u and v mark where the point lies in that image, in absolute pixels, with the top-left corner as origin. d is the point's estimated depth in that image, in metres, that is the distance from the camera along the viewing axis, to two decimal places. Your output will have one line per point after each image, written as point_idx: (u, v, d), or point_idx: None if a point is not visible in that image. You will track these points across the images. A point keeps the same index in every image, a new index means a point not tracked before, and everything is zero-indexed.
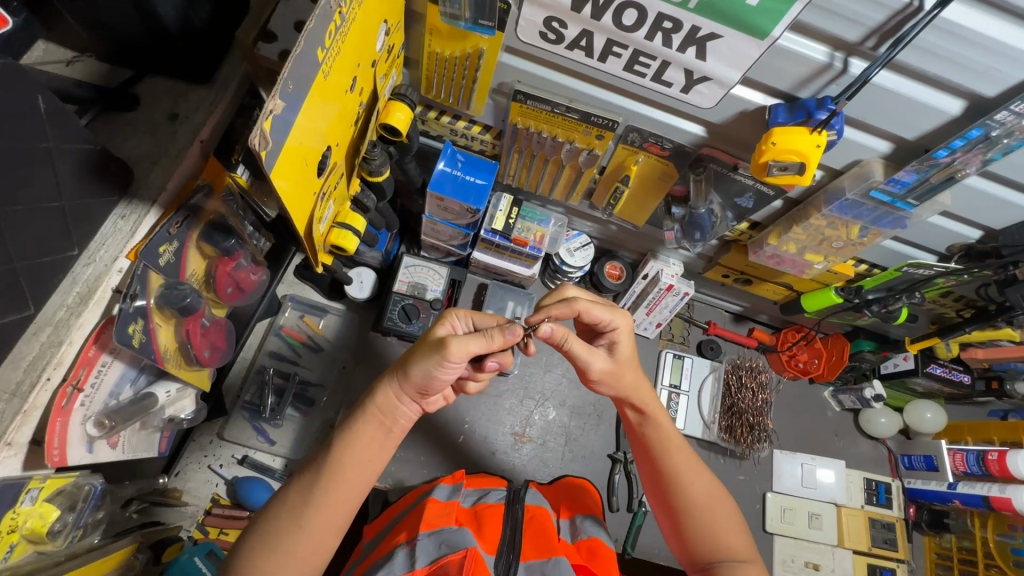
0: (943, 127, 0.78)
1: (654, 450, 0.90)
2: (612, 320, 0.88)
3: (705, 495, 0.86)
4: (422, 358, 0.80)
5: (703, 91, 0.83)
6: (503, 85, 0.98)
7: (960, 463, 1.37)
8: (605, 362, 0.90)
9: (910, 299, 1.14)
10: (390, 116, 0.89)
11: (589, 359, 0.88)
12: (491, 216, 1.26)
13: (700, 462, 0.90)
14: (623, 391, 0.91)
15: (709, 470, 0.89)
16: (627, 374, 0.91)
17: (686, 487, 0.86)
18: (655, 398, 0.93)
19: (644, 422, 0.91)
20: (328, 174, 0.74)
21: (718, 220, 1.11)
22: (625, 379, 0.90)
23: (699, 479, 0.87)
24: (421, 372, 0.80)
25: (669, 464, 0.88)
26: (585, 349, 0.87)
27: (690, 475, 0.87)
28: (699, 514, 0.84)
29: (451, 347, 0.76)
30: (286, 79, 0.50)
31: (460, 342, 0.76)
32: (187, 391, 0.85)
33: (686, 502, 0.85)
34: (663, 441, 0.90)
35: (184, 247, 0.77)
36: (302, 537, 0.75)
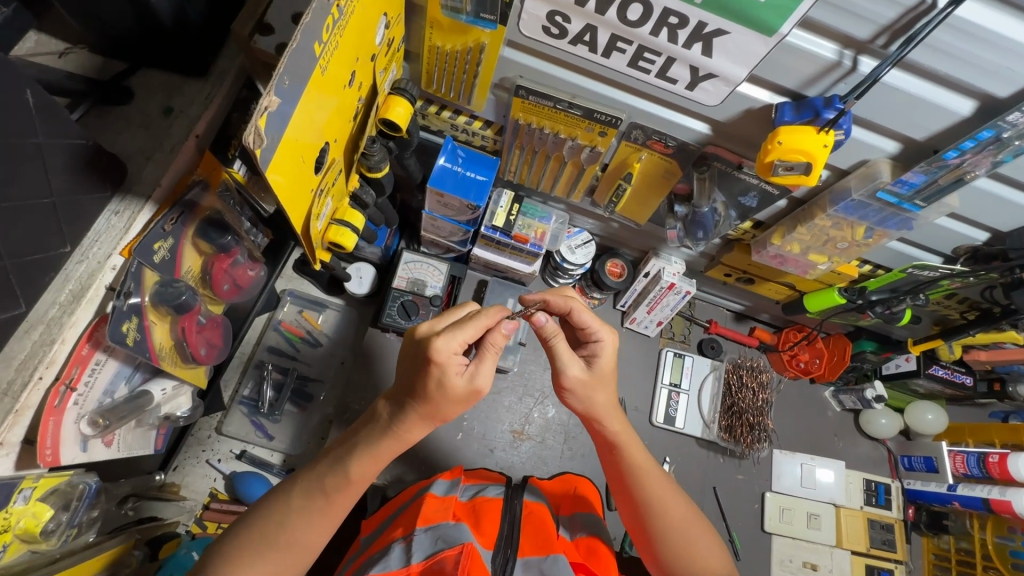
0: (953, 128, 0.77)
1: (627, 476, 0.90)
2: (598, 333, 0.90)
3: (680, 519, 0.88)
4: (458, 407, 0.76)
5: (708, 88, 0.82)
6: (505, 80, 0.96)
7: (960, 465, 1.36)
8: (581, 372, 0.89)
9: (914, 301, 1.12)
10: (390, 111, 0.86)
11: (567, 362, 0.87)
12: (491, 212, 1.25)
13: (672, 484, 0.92)
14: (594, 408, 0.90)
15: (681, 490, 0.91)
16: (599, 391, 0.90)
17: (662, 515, 0.87)
18: (626, 424, 0.93)
19: (617, 449, 0.91)
20: (325, 170, 0.73)
21: (721, 219, 1.09)
22: (598, 396, 0.90)
23: (673, 503, 0.89)
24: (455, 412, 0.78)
25: (643, 491, 0.89)
26: (568, 351, 0.87)
27: (663, 500, 0.88)
28: (676, 538, 0.86)
29: (483, 387, 0.76)
30: (282, 75, 0.49)
31: (483, 376, 0.75)
32: (183, 388, 0.85)
33: (663, 527, 0.87)
34: (635, 466, 0.90)
35: (179, 244, 0.75)
36: (285, 533, 0.77)
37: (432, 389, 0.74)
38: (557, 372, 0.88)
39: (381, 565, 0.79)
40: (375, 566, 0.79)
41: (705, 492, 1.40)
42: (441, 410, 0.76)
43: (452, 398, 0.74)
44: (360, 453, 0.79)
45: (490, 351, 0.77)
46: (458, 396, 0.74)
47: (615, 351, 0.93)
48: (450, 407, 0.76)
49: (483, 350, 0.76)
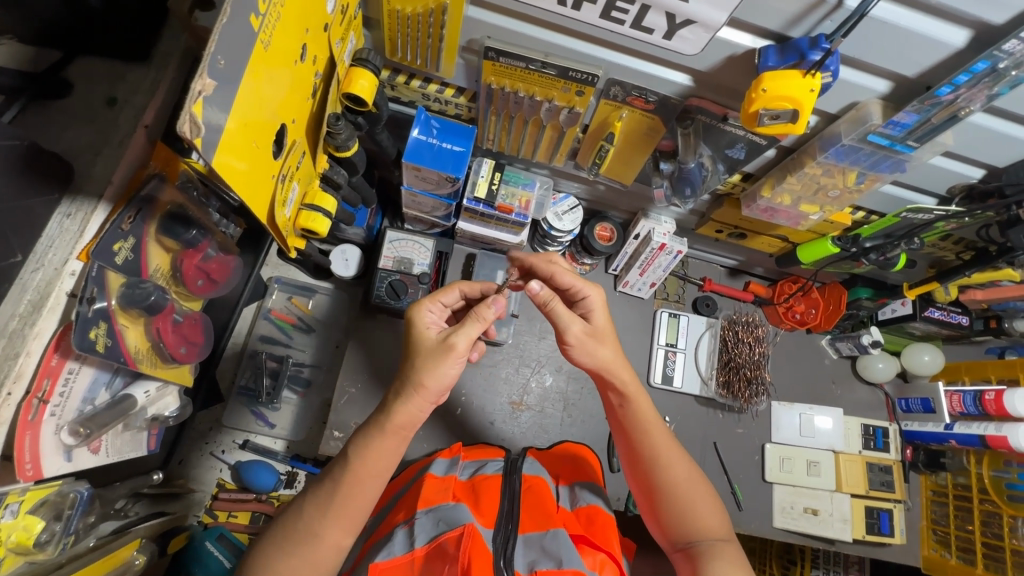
0: (947, 62, 0.73)
1: (634, 429, 0.91)
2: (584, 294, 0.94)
3: (685, 477, 0.87)
4: (433, 364, 0.77)
5: (687, 36, 0.77)
6: (473, 42, 0.91)
7: (957, 404, 1.38)
8: (582, 328, 0.92)
9: (908, 245, 1.10)
10: (353, 85, 0.82)
11: (567, 321, 0.91)
12: (472, 183, 1.21)
13: (677, 444, 0.92)
14: (601, 365, 0.92)
15: (687, 453, 0.91)
16: (606, 342, 0.92)
17: (665, 470, 0.87)
18: (636, 378, 0.93)
19: (625, 400, 0.92)
20: (286, 154, 0.68)
21: (709, 174, 1.05)
22: (603, 346, 0.92)
23: (678, 461, 0.88)
24: (438, 380, 0.78)
25: (649, 444, 0.90)
26: (566, 312, 0.91)
27: (667, 457, 0.89)
28: (677, 495, 0.86)
29: (459, 347, 0.78)
30: (216, 53, 0.45)
31: (459, 336, 0.78)
32: (168, 388, 0.82)
33: (665, 483, 0.87)
34: (639, 420, 0.91)
35: (142, 242, 0.70)
36: (317, 541, 0.75)
37: (410, 347, 0.82)
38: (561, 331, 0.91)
39: (385, 553, 0.78)
40: (380, 555, 0.78)
41: (705, 447, 1.42)
42: (422, 375, 0.77)
43: (426, 354, 0.79)
44: (363, 452, 0.78)
45: (479, 323, 0.79)
46: (428, 350, 0.79)
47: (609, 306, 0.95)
48: (425, 369, 0.77)
49: (471, 317, 0.79)
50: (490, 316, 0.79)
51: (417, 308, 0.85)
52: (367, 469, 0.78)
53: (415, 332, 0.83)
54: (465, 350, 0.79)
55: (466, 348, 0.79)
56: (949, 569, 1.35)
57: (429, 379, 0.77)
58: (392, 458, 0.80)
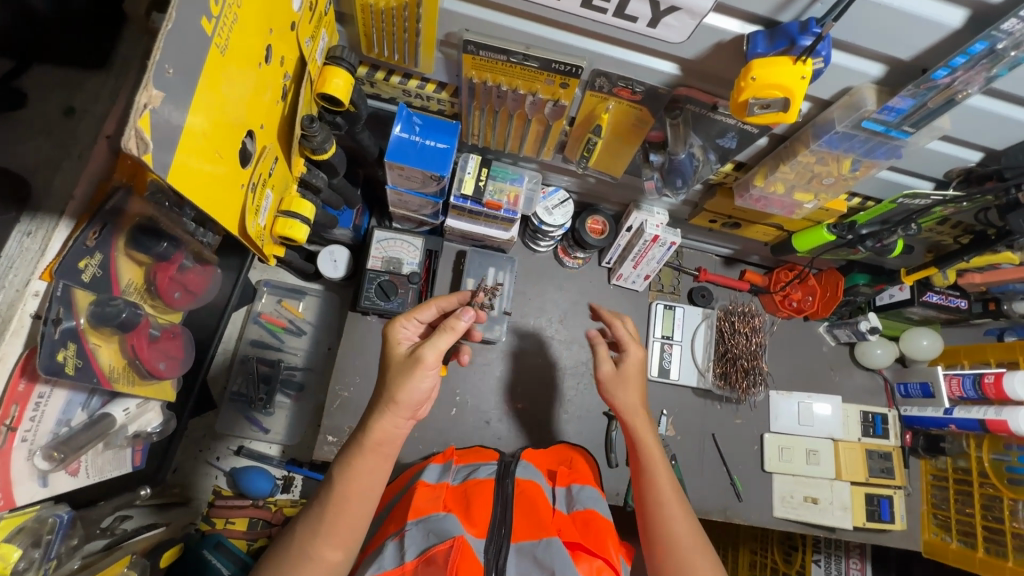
0: (944, 43, 0.70)
1: (643, 478, 0.94)
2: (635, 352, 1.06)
3: (687, 534, 0.86)
4: (403, 380, 0.77)
5: (672, 24, 0.74)
6: (450, 36, 0.88)
7: (956, 388, 1.37)
8: (612, 371, 1.03)
9: (905, 231, 1.08)
10: (328, 84, 0.79)
11: (600, 359, 1.04)
12: (459, 180, 1.19)
13: (687, 503, 0.91)
14: (622, 408, 1.00)
15: (695, 515, 0.90)
16: (635, 386, 1.01)
17: (670, 521, 0.88)
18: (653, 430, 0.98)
19: (638, 449, 0.96)
20: (257, 161, 0.65)
21: (701, 164, 1.03)
22: (632, 388, 1.01)
23: (681, 518, 0.88)
24: (409, 394, 0.77)
25: (655, 495, 0.91)
26: (601, 352, 1.05)
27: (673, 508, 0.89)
28: (676, 550, 0.85)
29: (427, 360, 0.77)
30: (162, 61, 0.41)
31: (428, 349, 0.77)
32: (150, 404, 0.80)
33: (666, 536, 0.86)
34: (651, 469, 0.94)
35: (111, 257, 0.67)
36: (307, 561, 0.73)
37: (384, 364, 0.83)
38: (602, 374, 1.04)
39: (375, 566, 0.77)
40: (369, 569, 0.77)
41: (704, 439, 1.41)
42: (393, 391, 0.77)
43: (396, 369, 0.79)
44: (347, 462, 0.77)
45: (448, 332, 0.78)
46: (398, 365, 0.79)
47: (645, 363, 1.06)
48: (396, 384, 0.77)
49: (439, 327, 0.78)
50: (458, 325, 0.77)
51: (391, 325, 0.86)
52: (355, 478, 0.76)
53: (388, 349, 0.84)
54: (436, 362, 0.78)
55: (436, 360, 0.77)
56: (950, 552, 1.35)
57: (400, 395, 0.76)
58: (381, 474, 0.79)
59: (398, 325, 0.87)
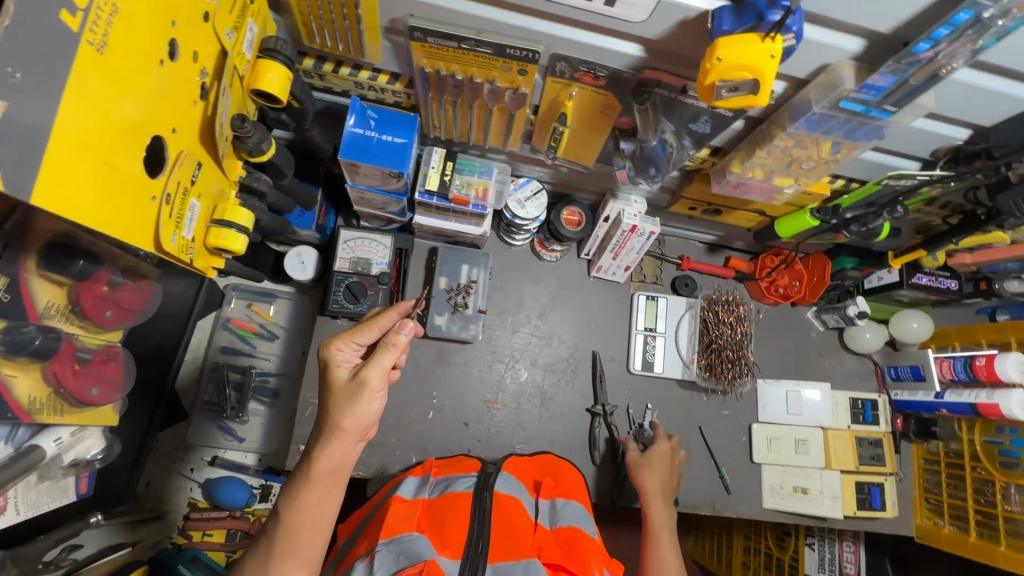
0: (925, 13, 0.64)
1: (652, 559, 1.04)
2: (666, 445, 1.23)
3: None
4: (348, 405, 0.71)
5: (631, 1, 0.67)
6: (396, 22, 0.81)
7: (946, 370, 1.34)
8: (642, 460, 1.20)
9: (891, 214, 1.02)
10: (262, 79, 0.73)
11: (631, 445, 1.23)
12: (423, 175, 1.12)
13: None
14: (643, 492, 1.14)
15: None
16: (660, 468, 1.18)
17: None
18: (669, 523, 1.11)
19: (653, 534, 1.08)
20: (172, 170, 0.59)
21: (674, 151, 0.97)
22: (657, 470, 1.18)
23: None
24: (355, 418, 0.72)
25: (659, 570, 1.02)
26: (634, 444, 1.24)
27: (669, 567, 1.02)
28: None
29: (372, 382, 0.72)
30: (1, 64, 0.36)
31: (372, 370, 0.72)
32: (88, 431, 0.75)
33: None
34: (657, 537, 1.07)
35: (20, 280, 0.61)
36: None
37: (322, 388, 0.76)
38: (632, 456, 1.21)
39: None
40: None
41: (691, 433, 1.38)
42: (337, 417, 0.72)
43: (338, 395, 0.73)
44: (296, 492, 0.73)
45: (391, 349, 0.72)
46: (340, 390, 0.73)
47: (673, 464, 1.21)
48: (340, 410, 0.72)
49: (381, 347, 0.72)
50: (399, 341, 0.72)
51: (326, 349, 0.75)
52: (315, 491, 0.73)
53: (325, 375, 0.75)
54: (382, 383, 0.73)
55: (381, 380, 0.73)
56: (942, 537, 1.32)
57: (346, 421, 0.71)
58: (332, 503, 0.75)
59: (334, 349, 0.75)
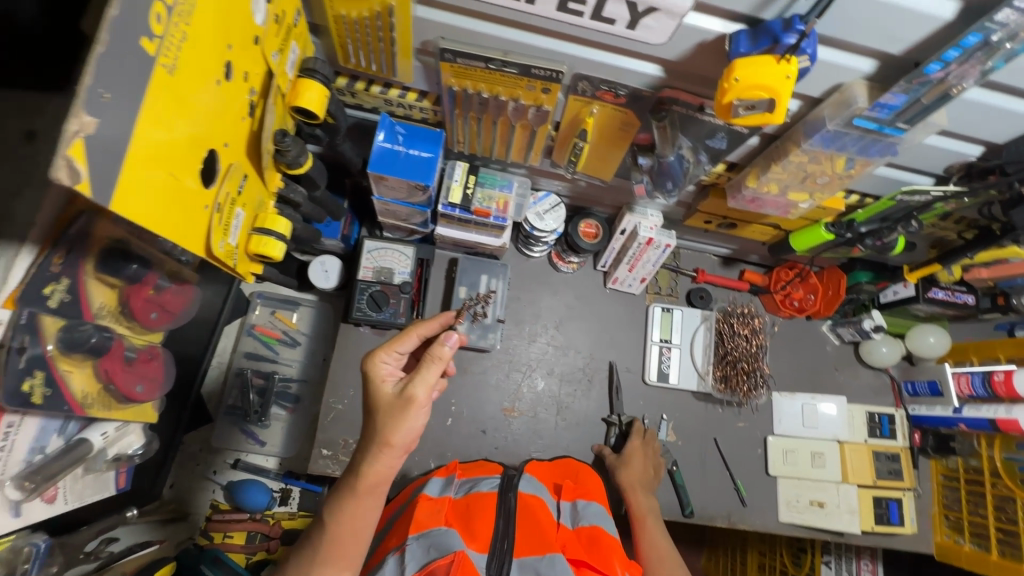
0: (936, 36, 0.67)
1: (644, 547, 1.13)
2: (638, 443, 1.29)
3: None
4: (395, 422, 0.73)
5: (651, 24, 0.71)
6: (428, 44, 0.86)
7: (965, 386, 1.33)
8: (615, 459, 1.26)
9: (906, 228, 1.04)
10: (301, 98, 0.78)
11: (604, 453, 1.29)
12: (446, 188, 1.16)
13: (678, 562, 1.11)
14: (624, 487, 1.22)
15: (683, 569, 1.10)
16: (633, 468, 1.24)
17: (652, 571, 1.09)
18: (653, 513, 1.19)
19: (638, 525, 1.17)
20: (223, 180, 0.64)
21: (691, 166, 1.00)
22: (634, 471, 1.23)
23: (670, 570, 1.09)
24: (403, 434, 0.73)
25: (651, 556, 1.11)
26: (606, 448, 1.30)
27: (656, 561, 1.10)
28: None
29: (420, 398, 0.73)
30: (96, 86, 0.40)
31: (418, 386, 0.73)
32: (130, 427, 0.79)
33: None
34: (646, 529, 1.16)
35: (80, 282, 0.65)
36: None
37: (369, 406, 0.77)
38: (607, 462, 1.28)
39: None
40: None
41: (706, 445, 1.39)
42: (386, 434, 0.73)
43: (385, 412, 0.73)
44: (343, 503, 0.75)
45: (435, 363, 0.74)
46: (387, 406, 0.74)
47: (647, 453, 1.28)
48: (389, 427, 0.73)
49: (426, 361, 0.74)
50: (444, 353, 0.74)
51: (370, 361, 0.78)
52: (362, 500, 0.75)
53: (371, 389, 0.77)
54: (429, 397, 0.74)
55: (428, 395, 0.74)
56: (962, 555, 1.31)
57: (395, 437, 0.73)
58: (372, 513, 0.77)
59: (377, 361, 0.78)
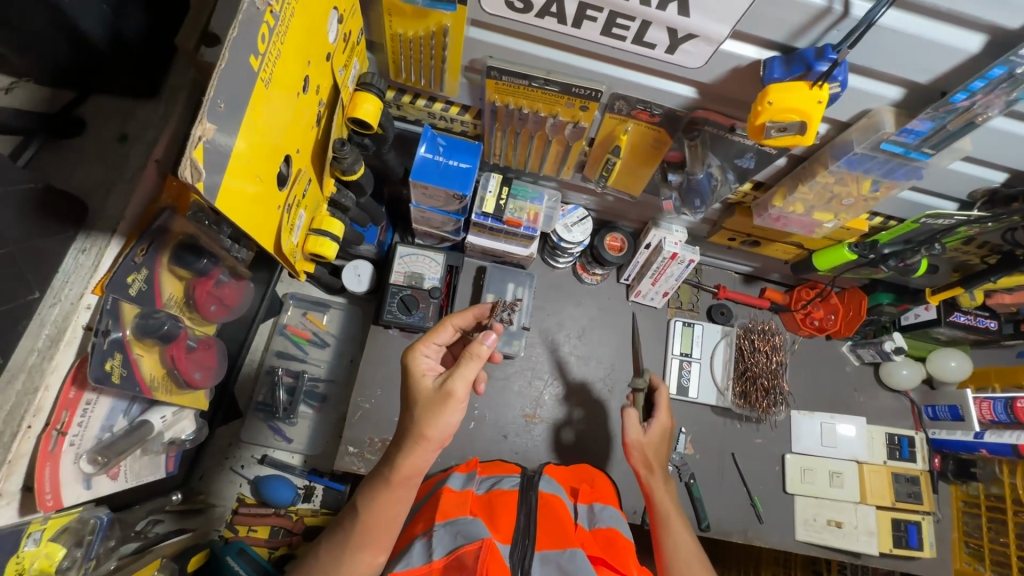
0: (962, 67, 0.70)
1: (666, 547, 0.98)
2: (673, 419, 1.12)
3: None
4: (433, 416, 0.76)
5: (690, 50, 0.76)
6: (475, 62, 0.91)
7: (986, 411, 1.33)
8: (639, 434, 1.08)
9: (929, 251, 1.07)
10: (358, 109, 0.83)
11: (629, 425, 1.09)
12: (480, 198, 1.21)
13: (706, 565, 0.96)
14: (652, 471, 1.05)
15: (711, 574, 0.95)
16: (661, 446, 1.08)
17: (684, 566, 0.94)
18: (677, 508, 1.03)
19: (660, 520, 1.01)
20: (292, 184, 0.70)
21: (719, 183, 1.03)
22: (659, 448, 1.08)
23: None
24: (439, 429, 0.76)
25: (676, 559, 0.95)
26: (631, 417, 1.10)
27: (690, 555, 0.95)
28: None
29: (457, 393, 0.76)
30: (214, 98, 0.46)
31: (457, 381, 0.77)
32: (185, 412, 0.85)
33: None
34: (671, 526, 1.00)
35: (154, 273, 0.71)
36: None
37: (408, 398, 0.80)
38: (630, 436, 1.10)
39: (403, 562, 0.80)
40: (397, 564, 0.80)
41: (724, 459, 1.39)
42: (422, 427, 0.76)
43: (424, 404, 0.77)
44: (377, 492, 0.78)
45: (474, 360, 0.77)
46: (426, 400, 0.77)
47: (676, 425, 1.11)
48: (426, 420, 0.76)
49: (464, 358, 0.77)
50: (483, 351, 0.77)
51: (411, 354, 0.84)
52: (395, 492, 0.78)
53: (410, 381, 0.81)
54: (466, 394, 0.77)
55: (466, 391, 0.77)
56: None
57: (431, 430, 0.76)
58: (406, 503, 0.80)
59: (418, 354, 0.84)
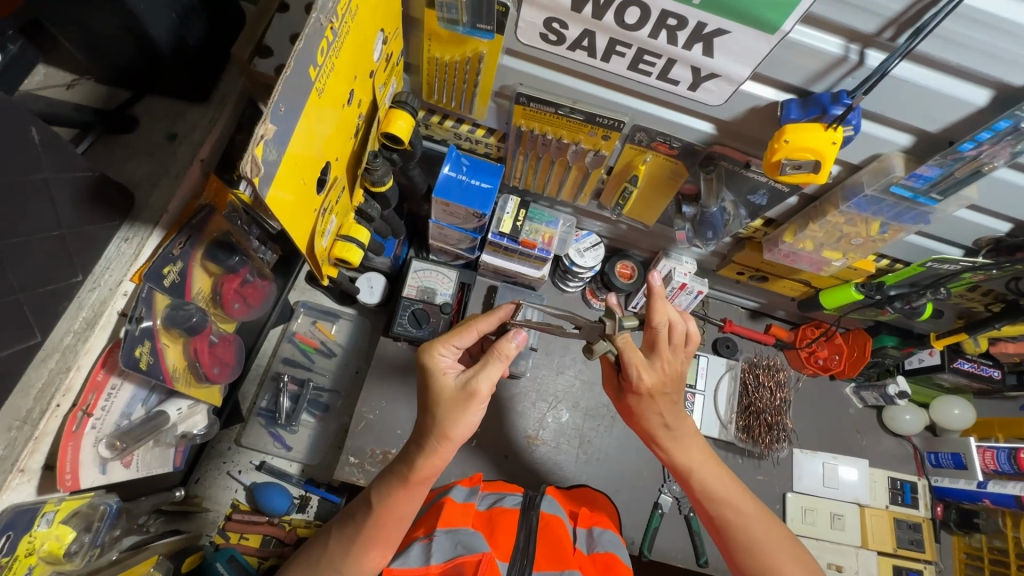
0: (969, 119, 0.74)
1: (703, 499, 0.96)
2: (641, 376, 0.92)
3: (758, 526, 0.92)
4: (456, 415, 0.77)
5: (711, 88, 0.80)
6: (505, 88, 0.96)
7: (990, 461, 1.32)
8: (616, 391, 1.04)
9: (934, 294, 1.09)
10: (391, 125, 0.87)
11: (608, 377, 1.05)
12: (498, 218, 1.25)
13: (747, 492, 0.97)
14: (644, 433, 1.01)
15: (755, 498, 0.96)
16: (648, 406, 0.96)
17: (731, 514, 0.94)
18: (706, 451, 0.98)
19: (687, 477, 0.97)
20: (328, 189, 0.74)
21: (731, 218, 1.07)
22: (659, 408, 0.95)
23: (746, 511, 0.94)
24: (461, 428, 0.78)
25: (716, 507, 0.95)
26: (608, 369, 1.04)
27: (730, 500, 0.94)
28: (758, 550, 0.90)
29: (482, 392, 0.78)
30: (277, 101, 0.50)
31: (482, 380, 0.78)
32: (198, 407, 0.91)
33: (744, 540, 0.92)
34: (698, 476, 0.96)
35: (188, 266, 0.81)
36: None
37: (427, 397, 0.81)
38: (615, 386, 1.03)
39: (401, 560, 0.83)
40: (396, 561, 0.83)
41: None
42: (446, 426, 0.77)
43: (447, 405, 0.78)
44: (390, 490, 0.80)
45: (499, 360, 0.79)
46: (449, 399, 0.78)
47: (650, 374, 0.92)
48: (450, 420, 0.77)
49: (490, 356, 0.79)
50: (509, 350, 0.79)
51: (429, 353, 0.84)
52: (407, 491, 0.79)
53: (432, 381, 0.81)
54: (489, 392, 0.79)
55: (490, 390, 0.79)
56: None
57: (453, 429, 0.77)
58: (412, 508, 0.81)
59: (437, 354, 0.83)
